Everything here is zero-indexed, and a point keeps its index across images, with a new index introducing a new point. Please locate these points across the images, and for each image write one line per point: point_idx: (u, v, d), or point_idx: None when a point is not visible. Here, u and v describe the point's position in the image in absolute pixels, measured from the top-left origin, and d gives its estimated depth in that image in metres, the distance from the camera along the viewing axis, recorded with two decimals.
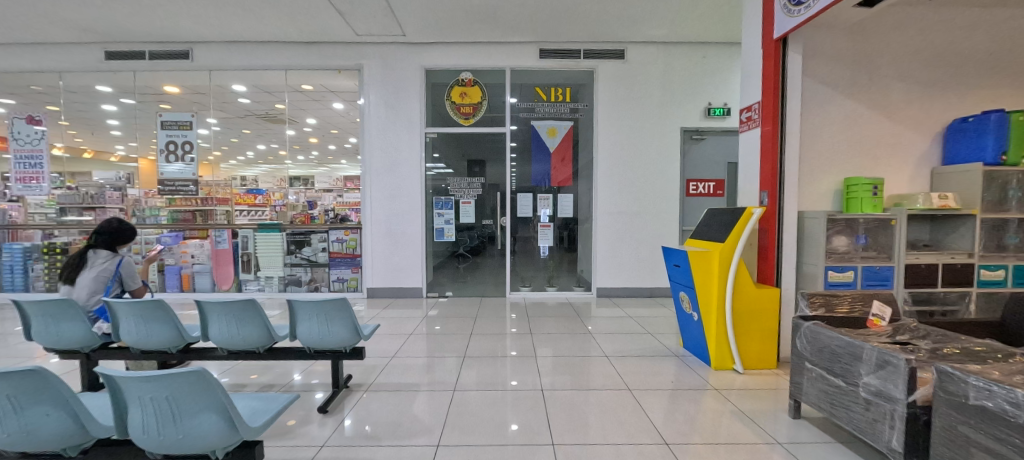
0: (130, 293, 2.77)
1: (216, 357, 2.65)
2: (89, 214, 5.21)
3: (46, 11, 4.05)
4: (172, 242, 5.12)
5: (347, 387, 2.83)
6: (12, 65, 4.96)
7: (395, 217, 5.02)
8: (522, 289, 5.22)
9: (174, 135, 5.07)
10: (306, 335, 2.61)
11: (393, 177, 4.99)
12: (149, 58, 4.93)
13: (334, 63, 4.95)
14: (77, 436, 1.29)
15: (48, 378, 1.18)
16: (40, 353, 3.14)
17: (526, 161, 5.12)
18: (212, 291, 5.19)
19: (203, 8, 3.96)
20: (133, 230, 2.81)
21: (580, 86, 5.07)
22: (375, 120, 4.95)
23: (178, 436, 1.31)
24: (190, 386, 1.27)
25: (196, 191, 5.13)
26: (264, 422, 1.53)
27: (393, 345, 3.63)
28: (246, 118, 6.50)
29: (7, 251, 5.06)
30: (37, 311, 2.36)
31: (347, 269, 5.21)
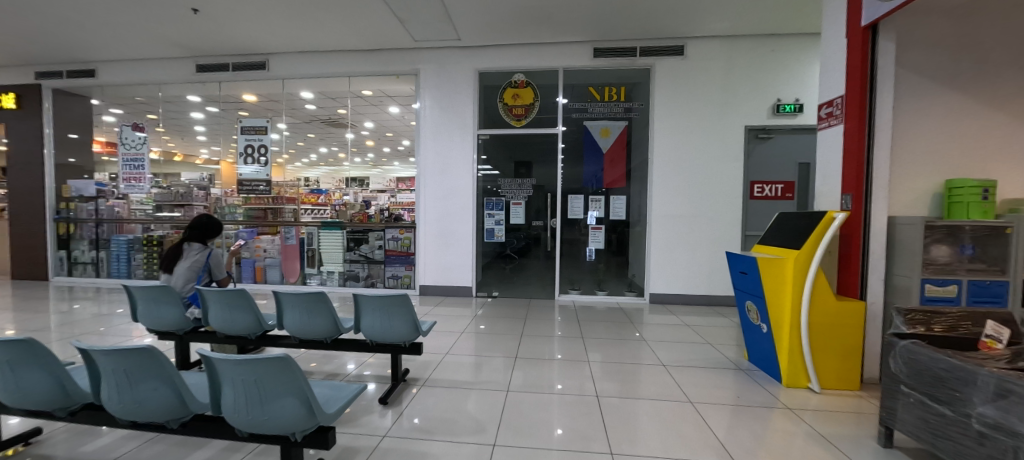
0: (217, 282, 3.05)
1: (287, 345, 2.89)
2: (179, 210, 5.80)
3: (151, 30, 4.58)
4: (248, 237, 5.61)
5: (405, 381, 2.94)
6: (122, 79, 5.65)
7: (447, 217, 5.13)
8: (571, 292, 5.16)
9: (252, 139, 5.52)
10: (370, 328, 2.78)
11: (446, 179, 5.11)
12: (231, 69, 5.39)
13: (393, 68, 5.15)
14: (175, 408, 1.73)
15: (155, 359, 1.66)
16: (138, 333, 3.48)
17: (577, 162, 5.05)
18: (281, 283, 5.58)
19: (275, 19, 4.24)
20: (220, 225, 3.05)
21: (634, 85, 4.94)
22: (430, 123, 5.10)
23: (264, 417, 1.45)
24: (275, 371, 1.40)
25: (268, 191, 5.53)
26: (338, 411, 1.64)
27: (446, 342, 3.71)
28: (311, 122, 6.99)
29: (115, 242, 5.82)
30: (144, 294, 2.68)
31: (401, 267, 5.40)
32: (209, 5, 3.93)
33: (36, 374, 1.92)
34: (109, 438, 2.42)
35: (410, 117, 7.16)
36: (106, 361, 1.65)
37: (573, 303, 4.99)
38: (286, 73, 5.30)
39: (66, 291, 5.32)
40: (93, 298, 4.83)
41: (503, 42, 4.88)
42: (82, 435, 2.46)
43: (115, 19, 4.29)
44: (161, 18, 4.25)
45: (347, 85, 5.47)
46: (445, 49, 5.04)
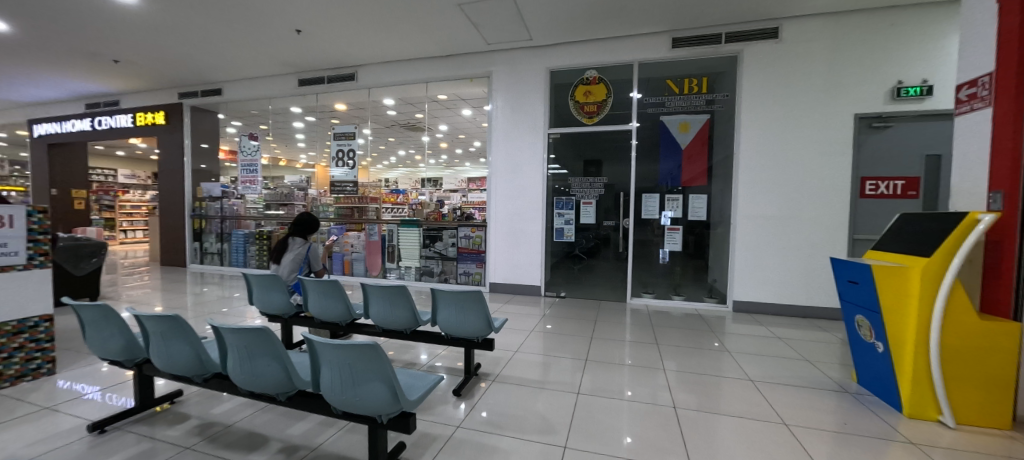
0: (315, 273, 3.39)
1: (371, 333, 3.16)
2: (283, 209, 6.58)
3: (264, 52, 5.26)
4: (338, 234, 6.20)
5: (476, 375, 3.05)
6: (241, 95, 6.59)
7: (516, 216, 5.22)
8: (644, 295, 4.94)
9: (343, 145, 6.05)
10: (445, 321, 2.93)
11: (515, 179, 5.19)
12: (326, 82, 6.00)
13: (467, 72, 5.35)
14: (284, 383, 2.01)
15: (266, 338, 1.92)
16: (250, 315, 3.97)
17: (651, 160, 4.82)
18: (365, 276, 6.11)
19: (364, 34, 4.63)
20: (317, 221, 3.38)
21: (719, 75, 4.59)
22: (501, 124, 5.21)
23: (358, 397, 1.74)
24: (368, 358, 1.67)
25: (355, 191, 6.06)
26: (418, 397, 1.86)
27: (515, 340, 3.77)
28: (393, 127, 7.55)
29: (235, 236, 6.83)
30: (258, 282, 3.11)
31: (473, 264, 5.58)
32: (312, 26, 4.41)
33: (182, 345, 2.36)
34: (231, 404, 2.83)
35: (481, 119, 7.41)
36: (232, 339, 1.99)
37: (646, 307, 4.77)
38: (372, 82, 5.76)
39: (200, 276, 6.35)
40: (219, 283, 5.70)
41: (575, 39, 4.83)
42: (211, 399, 2.92)
43: (238, 45, 5.01)
44: (272, 41, 4.86)
45: (425, 90, 5.81)
46: (516, 50, 5.12)
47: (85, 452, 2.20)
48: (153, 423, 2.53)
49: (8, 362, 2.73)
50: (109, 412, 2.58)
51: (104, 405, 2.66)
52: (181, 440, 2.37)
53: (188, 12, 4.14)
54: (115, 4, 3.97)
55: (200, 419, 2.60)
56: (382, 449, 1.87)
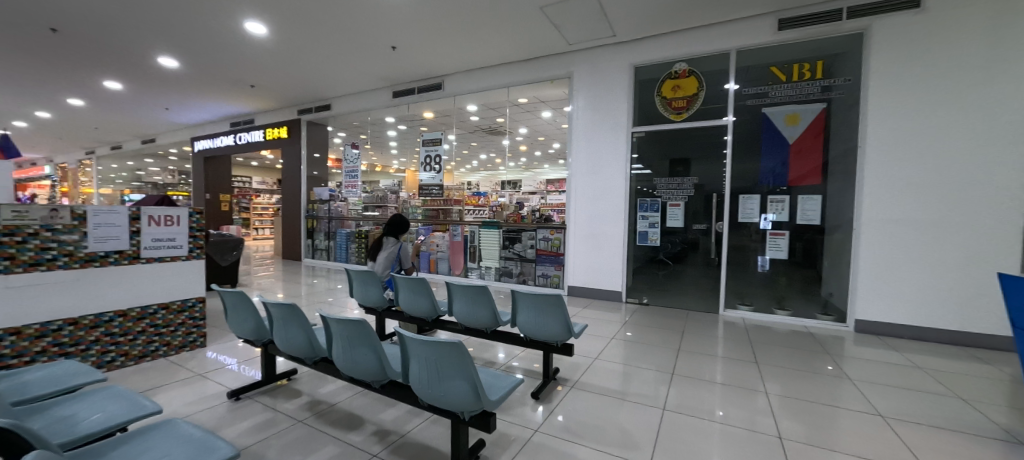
0: (404, 270, 3.65)
1: (453, 330, 3.30)
2: (378, 211, 7.23)
3: (363, 69, 5.84)
4: (425, 234, 6.64)
5: (554, 379, 3.01)
6: (343, 109, 7.40)
7: (597, 218, 5.10)
8: (741, 308, 4.49)
9: (431, 151, 6.48)
10: (524, 323, 2.95)
11: (596, 180, 5.08)
12: (415, 92, 6.48)
13: (547, 74, 5.38)
14: (376, 372, 2.18)
15: (365, 329, 2.11)
16: (349, 306, 4.40)
17: (749, 157, 4.39)
18: (449, 274, 6.46)
19: (449, 44, 4.89)
20: (406, 223, 3.62)
21: (838, 57, 4.00)
22: (582, 124, 5.14)
23: (442, 393, 1.82)
24: (452, 356, 1.75)
25: (440, 194, 6.43)
26: (499, 398, 1.91)
27: (594, 347, 3.68)
28: (475, 132, 7.97)
29: (339, 234, 7.65)
30: (357, 277, 3.44)
31: (551, 266, 5.57)
32: (404, 41, 4.77)
33: (296, 329, 2.69)
34: (335, 386, 3.15)
35: (561, 120, 7.42)
36: (337, 328, 2.23)
37: (742, 321, 4.33)
38: (457, 90, 6.07)
39: (311, 269, 7.26)
40: (326, 276, 6.47)
41: (664, 31, 4.58)
42: (318, 379, 3.29)
43: (343, 64, 5.63)
44: (370, 58, 5.37)
45: (506, 95, 5.97)
46: (598, 48, 5.01)
47: (225, 416, 2.61)
48: (274, 396, 2.92)
49: (175, 333, 3.39)
50: (243, 383, 3.05)
51: (240, 375, 3.15)
52: (295, 414, 2.69)
53: (304, 39, 4.75)
54: (252, 38, 4.71)
55: (310, 397, 2.94)
56: (462, 446, 1.92)
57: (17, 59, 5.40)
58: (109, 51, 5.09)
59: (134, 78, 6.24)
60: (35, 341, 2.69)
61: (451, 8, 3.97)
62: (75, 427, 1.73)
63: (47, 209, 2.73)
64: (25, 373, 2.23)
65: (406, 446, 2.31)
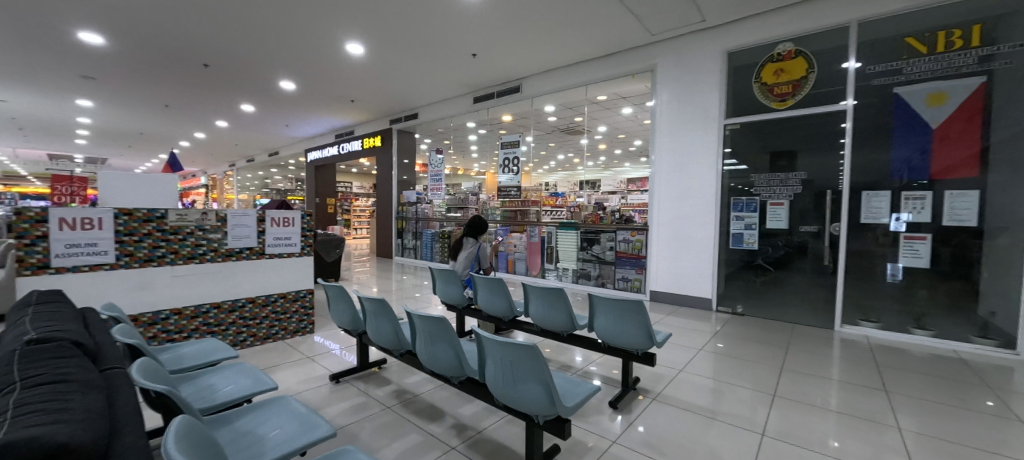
0: (483, 270, 3.76)
1: (529, 331, 3.29)
2: (461, 212, 7.72)
3: (445, 78, 6.20)
4: (503, 235, 6.86)
5: (635, 389, 2.84)
6: (428, 117, 7.96)
7: (683, 219, 4.80)
8: (864, 324, 3.86)
9: (510, 152, 6.59)
10: (602, 328, 2.84)
11: (682, 178, 4.78)
12: (495, 96, 6.69)
13: (627, 68, 5.20)
14: (454, 369, 2.25)
15: (443, 327, 2.18)
16: (433, 302, 4.69)
17: (873, 147, 3.78)
18: (526, 275, 6.54)
19: (526, 47, 4.98)
20: (485, 223, 3.74)
21: (1002, 19, 3.31)
22: (667, 118, 4.89)
23: (517, 395, 1.82)
24: (528, 359, 1.73)
25: (518, 195, 6.55)
26: (575, 405, 1.85)
27: (681, 357, 3.42)
28: (553, 132, 8.09)
29: (425, 234, 8.17)
30: (439, 275, 3.63)
31: (632, 270, 5.35)
32: (483, 48, 4.95)
33: (385, 322, 2.91)
34: (418, 377, 3.34)
35: (642, 116, 7.17)
36: (420, 324, 2.34)
37: (867, 338, 3.71)
38: (535, 92, 6.15)
39: (400, 266, 7.92)
40: (413, 273, 7.00)
41: (765, 9, 4.15)
42: (405, 369, 3.52)
43: (426, 75, 6.04)
44: (451, 67, 5.68)
45: (584, 93, 5.91)
46: (685, 36, 4.72)
47: (326, 395, 2.91)
48: (366, 382, 3.19)
49: (291, 319, 3.87)
50: (342, 367, 3.38)
51: (340, 360, 3.50)
52: (384, 400, 2.90)
53: (394, 55, 5.19)
54: (352, 58, 5.27)
55: (397, 386, 3.15)
56: (536, 450, 1.90)
57: (183, 91, 6.73)
58: (244, 79, 6.09)
59: (262, 101, 7.41)
60: (191, 320, 3.32)
61: (528, 11, 4.04)
62: (216, 394, 2.07)
63: (199, 212, 3.31)
64: (180, 348, 2.73)
65: (482, 442, 2.35)
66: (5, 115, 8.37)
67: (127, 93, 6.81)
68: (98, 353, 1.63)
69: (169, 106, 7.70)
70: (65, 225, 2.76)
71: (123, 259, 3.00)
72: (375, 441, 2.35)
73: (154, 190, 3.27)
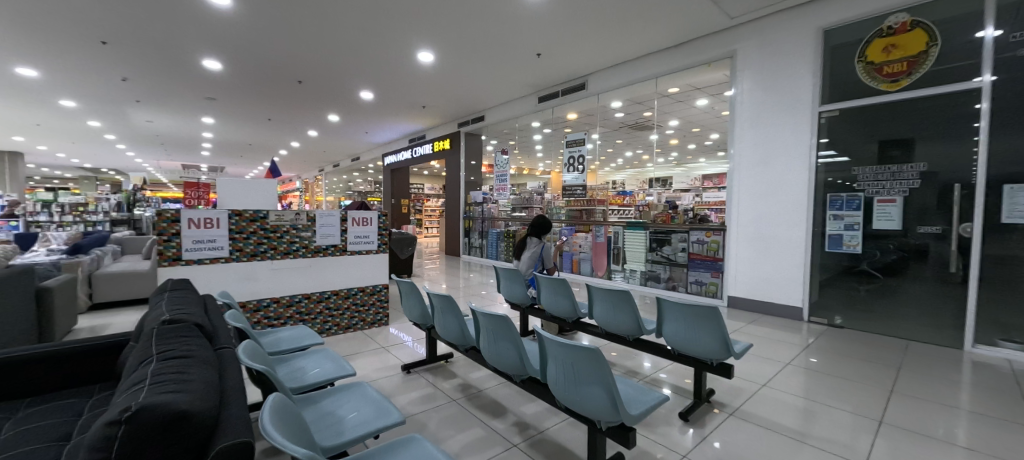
0: (547, 270, 3.75)
1: (594, 334, 3.22)
2: (525, 211, 7.73)
3: (509, 80, 6.32)
4: (568, 235, 6.82)
5: (709, 402, 2.64)
6: (493, 119, 8.20)
7: (767, 218, 4.40)
8: (1005, 346, 3.20)
9: (574, 151, 6.60)
10: (671, 334, 2.68)
11: (767, 173, 4.39)
12: (561, 95, 6.64)
13: (703, 57, 4.89)
14: (516, 368, 2.27)
15: (505, 325, 2.21)
16: (499, 300, 4.81)
17: (1019, 130, 3.14)
18: (591, 276, 6.44)
19: (591, 43, 4.91)
20: (548, 222, 3.74)
21: None
22: (748, 109, 4.53)
23: (579, 398, 1.78)
24: (590, 362, 1.67)
25: (584, 194, 6.52)
26: (640, 413, 1.76)
27: (765, 370, 3.11)
28: (620, 129, 7.93)
29: (491, 234, 8.40)
30: (502, 274, 3.69)
31: (707, 273, 5.02)
32: (547, 47, 4.96)
33: (451, 318, 3.02)
34: (483, 373, 3.42)
35: (720, 106, 6.69)
36: (484, 321, 2.40)
37: (1010, 363, 3.07)
38: (601, 88, 6.02)
39: (467, 264, 8.25)
40: (480, 270, 7.25)
41: None
42: (471, 363, 3.64)
43: (491, 78, 6.22)
44: (514, 69, 5.78)
45: (655, 86, 5.66)
46: (772, 16, 4.31)
47: (399, 384, 3.11)
48: (435, 374, 3.34)
49: (369, 311, 4.19)
50: (413, 359, 3.58)
51: (412, 352, 3.71)
52: (451, 392, 3.02)
53: (460, 61, 5.42)
54: (424, 67, 5.59)
55: (463, 379, 3.26)
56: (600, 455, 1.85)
57: (281, 106, 7.66)
58: (330, 92, 6.77)
59: (346, 111, 8.17)
60: (287, 308, 3.75)
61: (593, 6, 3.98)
62: (305, 376, 2.30)
63: (294, 213, 3.72)
64: (278, 332, 3.09)
65: (544, 443, 2.34)
66: (155, 133, 10.23)
67: (239, 110, 7.93)
68: (214, 333, 1.90)
69: (271, 120, 8.80)
70: (192, 224, 3.27)
71: (235, 254, 3.47)
72: (442, 431, 2.45)
73: (259, 193, 3.73)
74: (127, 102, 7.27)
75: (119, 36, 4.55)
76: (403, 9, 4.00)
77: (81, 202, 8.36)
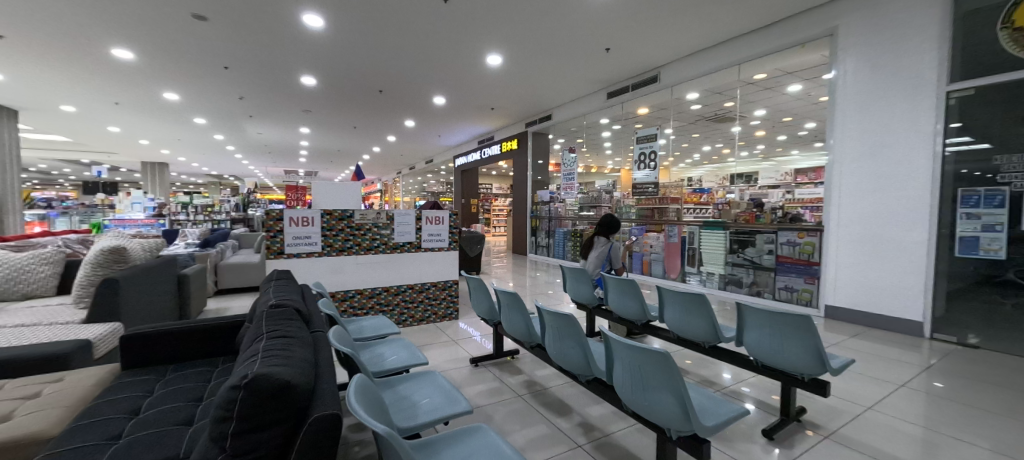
0: (614, 270, 3.65)
1: (666, 339, 3.07)
2: (592, 210, 7.80)
3: (575, 77, 6.25)
4: (638, 234, 6.63)
5: (798, 421, 2.38)
6: (560, 118, 8.18)
7: (876, 216, 3.85)
8: None
9: (644, 147, 6.32)
10: (753, 344, 2.46)
11: (877, 164, 3.83)
12: (632, 90, 6.36)
13: (796, 38, 4.42)
14: (581, 368, 2.24)
15: (569, 323, 2.20)
16: (565, 300, 4.81)
17: None
18: (663, 278, 6.15)
19: (663, 34, 4.68)
20: (616, 221, 3.66)
21: None
22: (852, 92, 4.01)
23: (648, 403, 1.71)
24: (659, 366, 1.60)
25: (655, 192, 6.24)
26: (715, 425, 1.64)
27: (874, 392, 2.72)
28: (696, 122, 7.49)
29: (557, 233, 8.42)
30: (569, 274, 3.67)
31: (799, 278, 4.54)
32: (616, 41, 4.81)
33: (516, 315, 3.08)
34: (548, 371, 3.44)
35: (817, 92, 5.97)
36: (548, 320, 2.41)
37: None
38: (675, 79, 5.70)
39: (534, 263, 8.34)
40: (546, 269, 7.29)
41: None
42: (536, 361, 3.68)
43: (557, 77, 6.21)
44: (581, 66, 5.71)
45: (737, 74, 5.22)
46: None
47: (468, 376, 3.25)
48: (502, 369, 3.44)
49: (440, 305, 4.44)
50: (481, 352, 3.72)
51: (479, 346, 3.85)
52: (516, 388, 3.08)
53: (525, 62, 5.48)
54: (492, 70, 5.75)
55: (528, 376, 3.31)
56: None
57: (364, 115, 8.40)
58: (406, 99, 7.26)
59: (421, 117, 8.68)
60: (369, 299, 4.10)
61: None
62: (384, 361, 2.51)
63: (375, 212, 4.08)
64: (361, 321, 3.40)
65: (611, 446, 2.29)
66: (264, 143, 11.84)
67: (329, 120, 8.85)
68: (311, 318, 2.15)
69: (355, 127, 9.68)
70: (293, 222, 3.72)
71: (326, 250, 3.88)
72: (508, 424, 2.52)
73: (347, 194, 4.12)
74: (242, 117, 8.49)
75: (238, 61, 5.33)
76: (476, 16, 4.16)
77: (210, 202, 9.77)
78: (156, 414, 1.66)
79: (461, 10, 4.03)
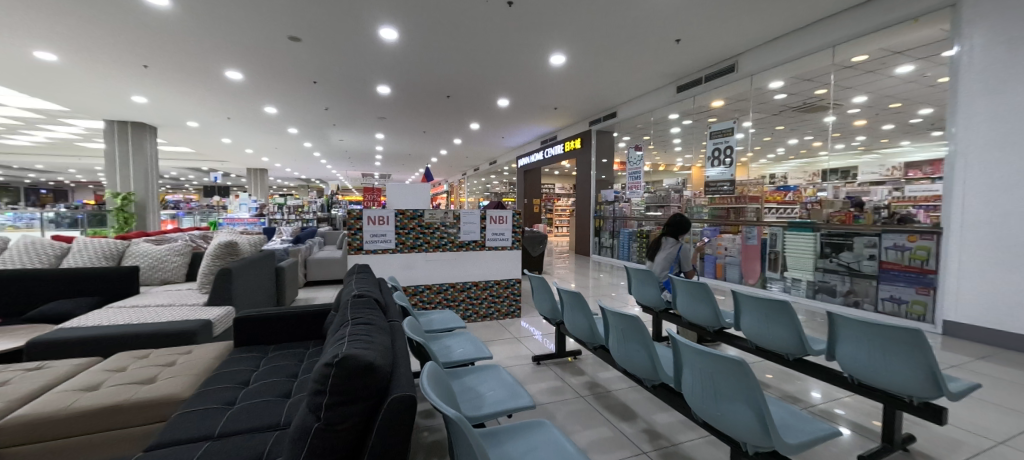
0: (684, 273, 3.49)
1: (742, 348, 2.86)
2: (659, 210, 7.51)
3: (641, 72, 6.03)
4: (711, 236, 6.31)
5: (905, 451, 2.09)
6: (625, 115, 7.93)
7: (1014, 216, 3.22)
8: None
9: (719, 142, 6.03)
10: (848, 359, 2.21)
11: (1016, 153, 3.20)
12: (704, 81, 5.99)
13: (909, 12, 3.85)
14: (646, 371, 2.19)
15: (635, 325, 2.16)
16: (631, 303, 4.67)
17: None
18: (740, 283, 5.77)
19: (742, 20, 4.35)
20: (687, 221, 3.51)
21: None
22: (982, 70, 3.39)
23: (720, 413, 1.63)
24: (732, 374, 1.52)
25: (732, 190, 5.91)
26: (798, 444, 1.52)
27: (1012, 426, 2.29)
28: (782, 113, 6.84)
29: (622, 234, 8.26)
30: (635, 276, 3.58)
31: (909, 288, 3.99)
32: (685, 32, 4.56)
33: (579, 315, 3.08)
34: (612, 374, 3.38)
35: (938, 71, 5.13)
36: (613, 321, 2.39)
37: None
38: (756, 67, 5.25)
39: (597, 264, 8.23)
40: (609, 271, 7.14)
41: None
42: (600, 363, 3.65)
43: (622, 73, 6.04)
44: (648, 60, 5.49)
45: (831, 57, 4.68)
46: None
47: (530, 373, 3.33)
48: (564, 368, 3.46)
49: (503, 302, 4.58)
50: (543, 351, 3.77)
51: (542, 345, 3.90)
52: (578, 388, 3.08)
53: (589, 60, 5.40)
54: (555, 69, 5.75)
55: (590, 378, 3.29)
56: None
57: (431, 120, 8.87)
58: (470, 103, 7.53)
59: (486, 119, 8.93)
60: (437, 294, 4.34)
61: None
62: (451, 353, 2.67)
63: (443, 212, 4.32)
64: (430, 314, 3.63)
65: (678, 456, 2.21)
66: (344, 149, 13.03)
67: (400, 126, 9.48)
68: (388, 309, 2.34)
69: (424, 132, 10.27)
70: (371, 221, 4.05)
71: (399, 247, 4.17)
72: (571, 424, 2.54)
73: (419, 196, 4.40)
74: (327, 126, 9.43)
75: (325, 77, 5.93)
76: (543, 19, 4.20)
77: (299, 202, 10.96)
78: (264, 386, 1.94)
79: (528, 13, 4.09)
